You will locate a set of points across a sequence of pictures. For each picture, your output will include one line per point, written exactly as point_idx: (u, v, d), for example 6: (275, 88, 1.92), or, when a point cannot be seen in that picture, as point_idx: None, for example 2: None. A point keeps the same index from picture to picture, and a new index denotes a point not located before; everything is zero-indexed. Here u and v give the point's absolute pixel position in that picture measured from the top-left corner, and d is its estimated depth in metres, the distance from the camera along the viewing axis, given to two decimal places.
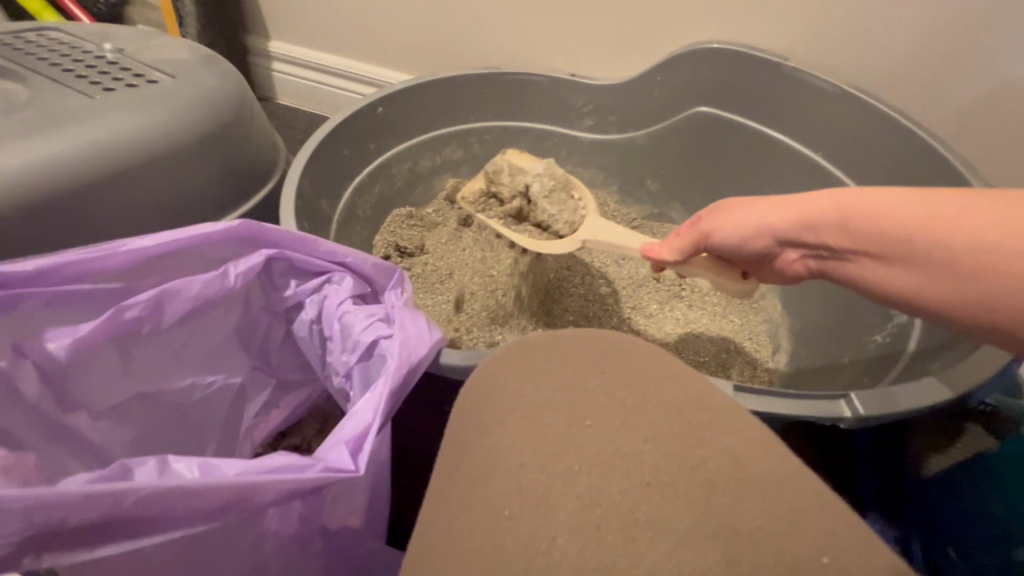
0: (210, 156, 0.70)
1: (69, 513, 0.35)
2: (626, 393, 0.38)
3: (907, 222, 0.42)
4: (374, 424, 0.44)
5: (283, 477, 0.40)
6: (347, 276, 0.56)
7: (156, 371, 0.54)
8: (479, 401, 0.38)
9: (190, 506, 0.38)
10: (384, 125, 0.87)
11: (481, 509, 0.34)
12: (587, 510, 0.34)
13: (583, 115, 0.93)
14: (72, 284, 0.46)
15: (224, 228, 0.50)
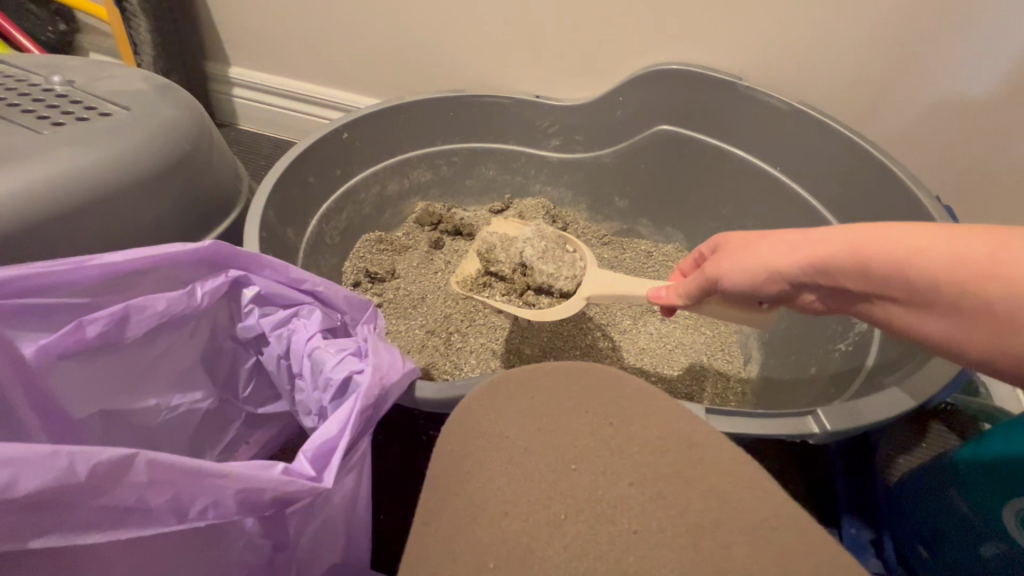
0: (168, 187, 0.68)
1: (18, 477, 0.31)
2: (605, 428, 0.38)
3: (952, 265, 0.33)
4: (342, 442, 0.42)
5: (252, 473, 0.38)
6: (317, 309, 0.55)
7: (117, 394, 0.50)
8: (459, 445, 0.37)
9: (168, 503, 0.36)
10: (349, 151, 0.86)
11: (468, 559, 0.33)
12: (572, 560, 0.33)
13: (549, 135, 0.94)
14: (30, 291, 0.43)
15: (198, 247, 0.49)
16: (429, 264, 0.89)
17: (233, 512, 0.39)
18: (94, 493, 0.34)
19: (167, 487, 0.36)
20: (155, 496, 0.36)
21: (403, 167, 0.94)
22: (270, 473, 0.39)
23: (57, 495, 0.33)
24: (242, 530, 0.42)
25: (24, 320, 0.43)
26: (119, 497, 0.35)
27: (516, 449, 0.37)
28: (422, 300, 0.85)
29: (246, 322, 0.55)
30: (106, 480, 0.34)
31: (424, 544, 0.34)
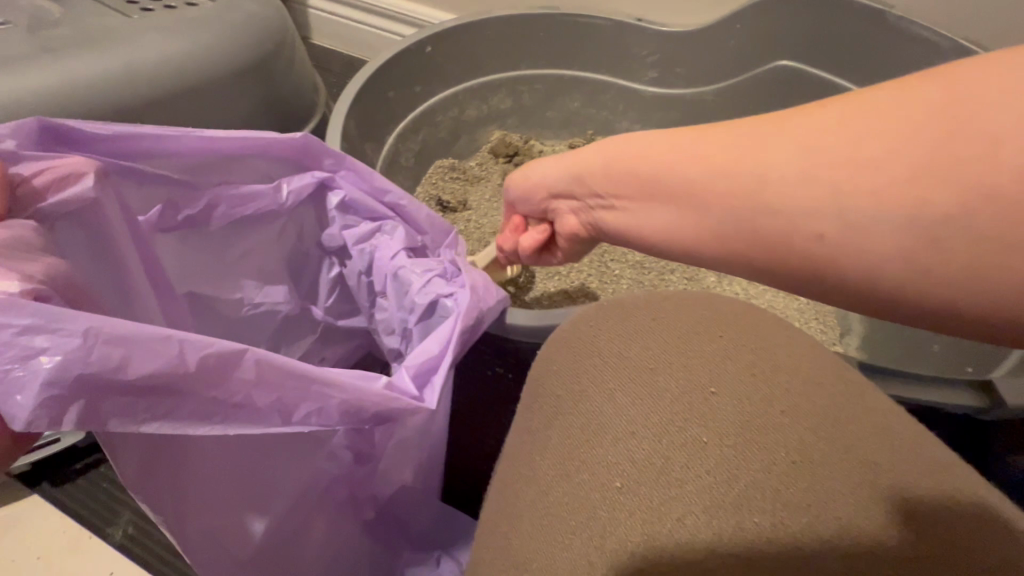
0: (251, 86, 0.64)
1: (132, 356, 0.31)
2: (743, 352, 0.36)
3: (836, 179, 0.28)
4: (444, 362, 0.42)
5: (349, 379, 0.37)
6: (401, 226, 0.51)
7: (205, 277, 0.52)
8: (570, 361, 0.37)
9: (271, 398, 0.35)
10: (431, 66, 0.80)
11: (598, 472, 0.33)
12: (718, 487, 0.31)
13: (647, 65, 0.85)
14: (135, 157, 0.44)
15: (288, 140, 0.47)
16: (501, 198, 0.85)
17: (330, 421, 0.38)
18: (203, 386, 0.33)
19: (272, 385, 0.35)
20: (260, 395, 0.35)
21: (484, 91, 0.87)
22: (375, 384, 0.39)
23: (167, 381, 0.32)
24: (328, 438, 0.42)
25: (126, 189, 0.44)
26: (225, 392, 0.34)
27: (642, 371, 0.35)
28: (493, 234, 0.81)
29: (331, 232, 0.54)
30: (216, 371, 0.33)
31: (541, 451, 0.35)
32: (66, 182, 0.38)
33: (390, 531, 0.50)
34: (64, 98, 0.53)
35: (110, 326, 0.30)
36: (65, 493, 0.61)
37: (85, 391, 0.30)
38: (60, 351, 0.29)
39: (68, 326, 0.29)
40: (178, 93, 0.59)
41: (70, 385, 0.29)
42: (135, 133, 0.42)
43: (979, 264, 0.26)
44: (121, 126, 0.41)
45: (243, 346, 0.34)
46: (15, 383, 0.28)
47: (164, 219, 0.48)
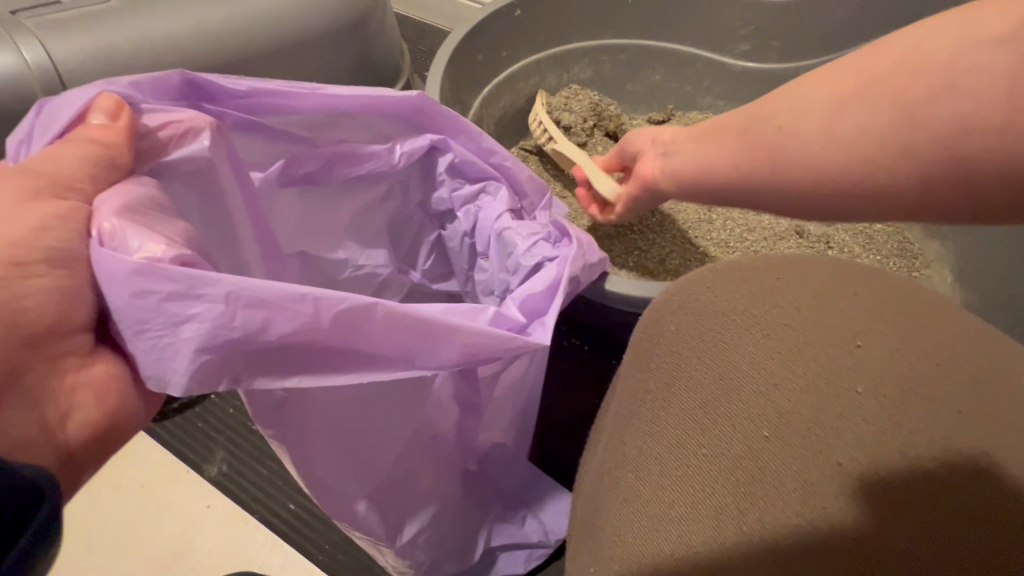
0: (350, 43, 0.64)
1: (272, 317, 0.30)
2: (880, 310, 0.34)
3: (820, 98, 0.35)
4: (555, 303, 0.40)
5: (467, 321, 0.35)
6: (504, 187, 0.51)
7: (313, 236, 0.51)
8: (697, 317, 0.35)
9: (398, 345, 0.34)
10: (519, 31, 0.79)
11: (741, 426, 0.31)
12: (874, 433, 0.30)
13: (738, 39, 0.82)
14: (261, 112, 0.43)
15: (404, 98, 0.46)
16: None
17: (449, 365, 0.37)
18: (339, 338, 0.33)
19: (401, 336, 0.34)
20: (387, 343, 0.34)
21: (567, 60, 0.85)
22: (480, 318, 0.37)
23: (305, 334, 0.32)
24: (437, 388, 0.41)
25: (246, 143, 0.45)
26: (361, 342, 0.33)
27: (774, 327, 0.34)
28: (573, 202, 0.80)
29: (439, 194, 0.54)
30: (349, 325, 0.32)
31: (659, 414, 0.33)
32: (184, 139, 0.37)
33: (484, 489, 0.51)
34: (177, 44, 0.54)
35: (247, 289, 0.29)
36: (165, 430, 0.64)
37: (228, 350, 0.30)
38: (205, 314, 0.29)
39: (208, 291, 0.29)
40: (283, 46, 0.59)
41: (217, 347, 0.30)
42: (262, 89, 0.41)
43: (932, 160, 0.31)
44: (244, 83, 0.41)
45: (373, 300, 0.32)
46: (171, 343, 0.29)
47: (284, 174, 0.48)
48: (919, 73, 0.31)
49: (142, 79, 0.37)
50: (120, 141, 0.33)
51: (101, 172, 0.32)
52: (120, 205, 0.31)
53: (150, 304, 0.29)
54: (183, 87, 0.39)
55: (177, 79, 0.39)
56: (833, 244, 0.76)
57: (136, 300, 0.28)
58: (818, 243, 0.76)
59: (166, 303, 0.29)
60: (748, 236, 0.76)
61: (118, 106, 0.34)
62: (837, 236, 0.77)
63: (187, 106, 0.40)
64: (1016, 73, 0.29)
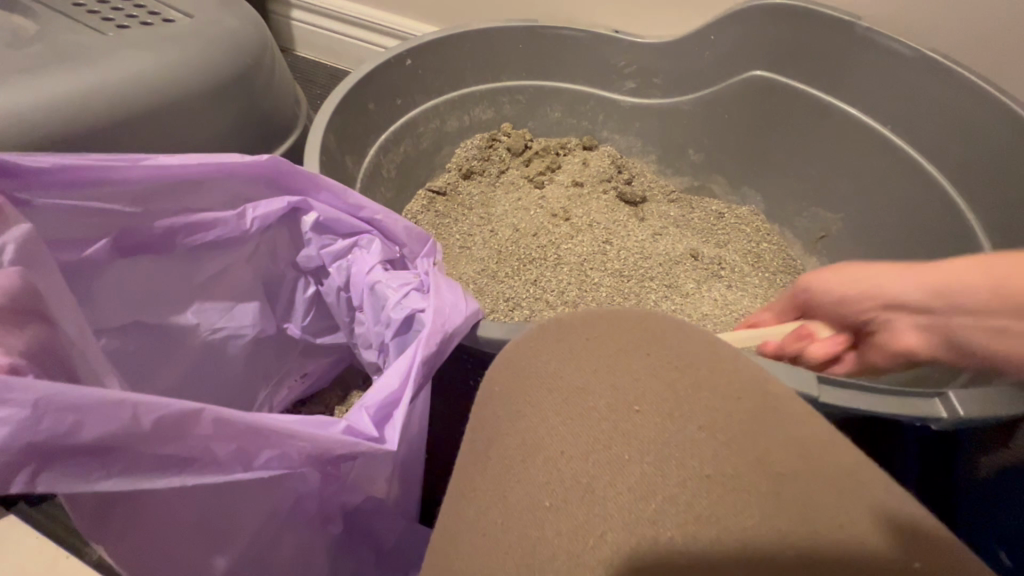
0: (229, 103, 0.64)
1: (83, 421, 0.31)
2: (674, 371, 0.30)
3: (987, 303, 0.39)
4: (405, 396, 0.42)
5: (314, 431, 0.38)
6: (376, 239, 0.52)
7: (153, 305, 0.52)
8: (510, 385, 0.32)
9: (229, 444, 0.36)
10: (412, 78, 0.81)
11: (523, 496, 0.27)
12: (664, 507, 0.26)
13: (624, 76, 0.86)
14: (90, 187, 0.44)
15: (257, 161, 0.48)
16: (489, 201, 0.87)
17: (294, 463, 0.39)
18: (159, 441, 0.34)
19: (229, 437, 0.36)
20: (218, 446, 0.36)
21: (465, 103, 0.88)
22: (331, 430, 0.39)
23: (112, 439, 0.32)
24: (299, 473, 0.42)
25: (78, 220, 0.45)
26: (180, 446, 0.35)
27: (559, 406, 0.29)
28: (480, 240, 0.83)
29: (308, 252, 0.55)
30: (170, 430, 0.34)
31: (473, 478, 0.30)
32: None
33: (364, 544, 0.51)
34: (29, 116, 0.52)
35: (57, 395, 0.30)
36: (47, 511, 0.61)
37: (25, 454, 0.31)
38: (8, 417, 0.30)
39: (12, 396, 0.29)
40: (150, 110, 0.58)
41: (15, 451, 0.30)
42: (88, 165, 0.42)
43: None
44: (64, 159, 0.41)
45: (200, 406, 0.34)
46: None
47: (115, 247, 0.48)
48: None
49: None
50: None
51: None
52: None
53: None
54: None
55: None
56: (723, 265, 0.81)
57: None
58: (711, 264, 0.81)
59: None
60: (645, 259, 0.80)
61: None
62: (727, 257, 0.82)
63: None
64: None
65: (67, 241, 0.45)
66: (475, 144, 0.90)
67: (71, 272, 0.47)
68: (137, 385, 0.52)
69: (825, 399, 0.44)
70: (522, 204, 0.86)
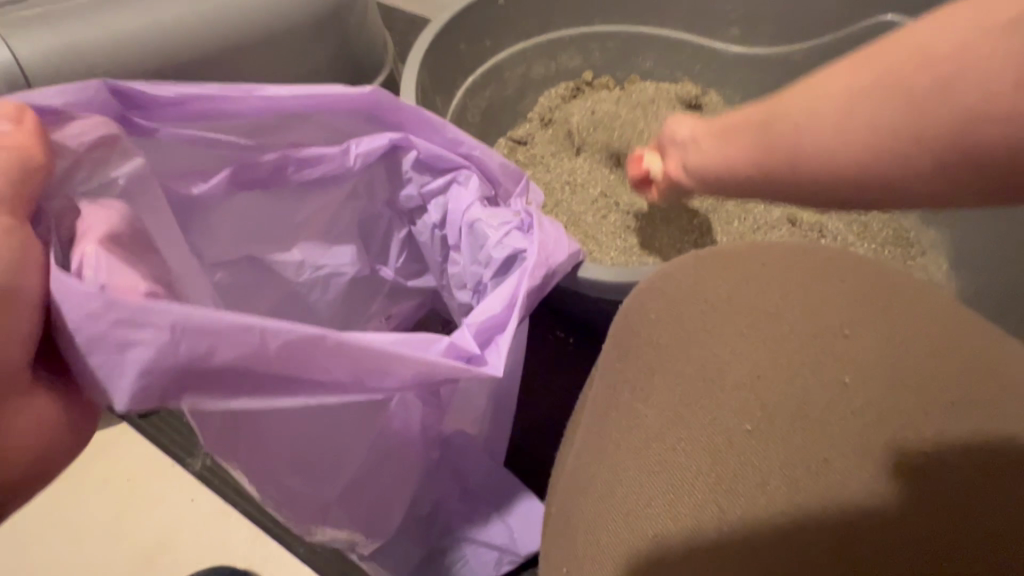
0: (329, 35, 0.64)
1: (216, 346, 0.33)
2: (849, 307, 0.36)
3: (779, 111, 0.30)
4: (510, 321, 0.41)
5: (413, 352, 0.37)
6: (475, 175, 0.51)
7: (264, 243, 0.53)
8: (675, 301, 0.37)
9: (347, 370, 0.36)
10: (503, 18, 0.78)
11: (723, 420, 0.33)
12: (858, 427, 0.33)
13: (730, 23, 0.79)
14: (207, 116, 0.44)
15: (358, 92, 0.46)
16: (571, 151, 0.83)
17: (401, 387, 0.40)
18: (286, 366, 0.35)
19: (345, 364, 0.36)
20: (335, 372, 0.36)
21: (554, 48, 0.84)
22: (434, 349, 0.38)
23: (243, 361, 0.34)
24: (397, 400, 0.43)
25: (197, 152, 0.46)
26: (303, 369, 0.36)
27: (766, 329, 0.35)
28: (560, 192, 0.80)
29: (407, 192, 0.54)
30: (292, 355, 0.34)
31: (637, 403, 0.35)
32: (117, 153, 0.39)
33: (452, 478, 0.52)
34: (148, 38, 0.53)
35: (189, 322, 0.31)
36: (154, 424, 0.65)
37: (172, 373, 0.33)
38: (151, 339, 0.31)
39: (152, 319, 0.31)
40: (256, 38, 0.58)
41: (164, 373, 0.33)
42: (201, 93, 0.42)
43: (944, 127, 0.24)
44: (178, 88, 0.42)
45: (321, 333, 0.34)
46: (118, 370, 0.32)
47: (232, 181, 0.49)
48: (852, 124, 0.27)
49: (65, 90, 0.38)
50: (36, 154, 0.34)
51: (16, 174, 0.33)
52: (104, 233, 0.34)
53: (101, 326, 0.31)
54: (111, 98, 0.40)
55: (102, 91, 0.39)
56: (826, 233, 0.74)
57: (89, 318, 0.31)
58: (811, 232, 0.74)
59: (114, 330, 0.31)
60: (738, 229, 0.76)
61: (19, 110, 0.34)
62: (832, 224, 0.74)
63: (116, 116, 0.41)
64: (955, 71, 0.24)
65: (190, 173, 0.47)
66: (559, 92, 0.87)
67: (189, 207, 0.49)
68: (243, 314, 0.54)
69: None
70: (597, 153, 0.81)
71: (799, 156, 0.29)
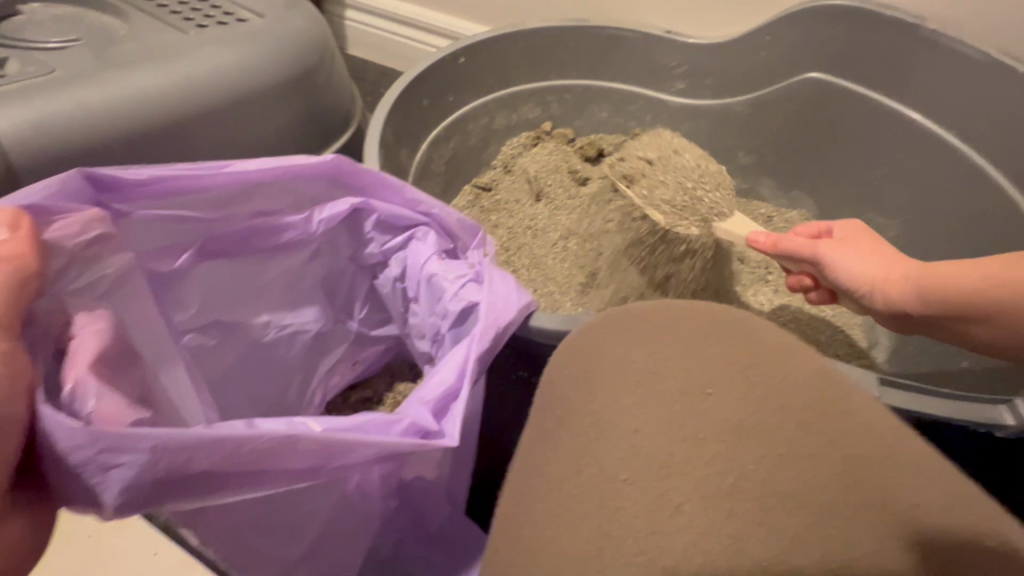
0: (295, 99, 0.68)
1: (194, 455, 0.35)
2: (778, 376, 0.31)
3: (964, 286, 0.46)
4: (463, 390, 0.43)
5: (380, 437, 0.40)
6: (431, 231, 0.54)
7: (230, 307, 0.56)
8: (583, 365, 0.33)
9: (310, 462, 0.39)
10: (463, 77, 0.83)
11: (626, 496, 0.28)
12: (783, 506, 0.27)
13: (674, 77, 0.85)
14: (174, 195, 0.47)
15: (320, 161, 0.50)
16: (534, 198, 0.87)
17: (368, 461, 0.42)
18: (256, 463, 0.37)
19: (311, 458, 0.39)
20: (299, 464, 0.39)
21: (513, 101, 0.89)
22: (394, 429, 0.41)
23: (218, 463, 0.36)
24: (363, 474, 0.45)
25: (163, 229, 0.49)
26: (266, 464, 0.38)
27: (683, 394, 0.30)
28: (523, 237, 0.84)
29: (368, 250, 0.58)
30: (263, 454, 0.37)
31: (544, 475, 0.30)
32: (108, 249, 0.43)
33: (409, 523, 0.53)
34: (120, 111, 0.57)
35: (169, 443, 0.34)
36: None
37: (150, 486, 0.35)
38: (134, 461, 0.33)
39: (136, 444, 0.33)
40: (224, 106, 0.62)
41: (147, 485, 0.35)
42: (168, 176, 0.45)
43: None
44: (149, 171, 0.44)
45: (295, 434, 0.37)
46: (97, 488, 0.34)
47: (201, 251, 0.53)
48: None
49: (51, 185, 0.40)
50: (26, 250, 0.35)
51: (21, 289, 0.34)
52: (93, 356, 0.37)
53: (85, 455, 0.33)
54: (86, 185, 0.42)
55: (80, 178, 0.42)
56: (772, 269, 0.79)
57: (73, 451, 0.32)
58: (758, 268, 0.80)
59: (98, 455, 0.33)
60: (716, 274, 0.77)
61: (14, 217, 0.36)
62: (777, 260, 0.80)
63: (93, 200, 0.44)
64: None
65: (157, 250, 0.50)
66: (521, 142, 0.92)
67: (158, 279, 0.51)
68: (206, 370, 0.56)
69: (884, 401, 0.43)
70: (556, 202, 0.86)
71: (999, 313, 0.45)
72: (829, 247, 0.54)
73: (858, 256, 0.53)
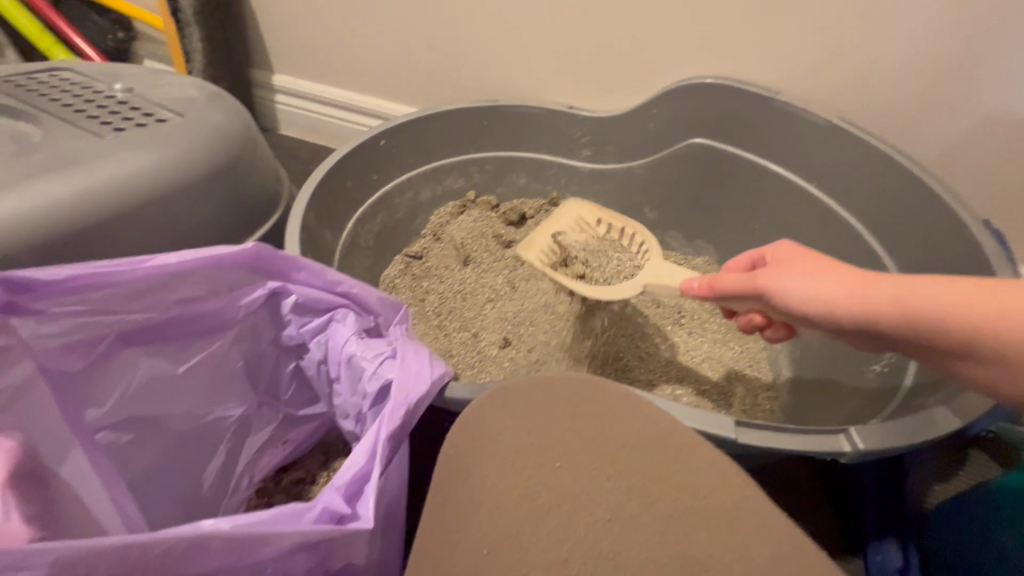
0: (216, 191, 0.70)
1: (94, 567, 0.35)
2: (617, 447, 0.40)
3: (939, 310, 0.45)
4: (374, 471, 0.44)
5: (289, 526, 0.40)
6: (351, 313, 0.57)
7: (147, 398, 0.56)
8: (466, 445, 0.39)
9: (220, 558, 0.39)
10: (386, 157, 0.89)
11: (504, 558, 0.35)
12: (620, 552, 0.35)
13: (581, 145, 0.94)
14: (86, 291, 0.48)
15: (239, 250, 0.52)
16: (461, 262, 0.92)
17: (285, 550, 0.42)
18: (161, 566, 0.38)
19: (219, 554, 0.39)
20: (206, 562, 0.39)
21: (437, 174, 0.95)
22: (304, 519, 0.41)
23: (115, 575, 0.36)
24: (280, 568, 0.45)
25: (75, 325, 0.49)
26: (171, 566, 0.38)
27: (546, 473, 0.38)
28: (453, 301, 0.88)
29: (290, 331, 0.60)
30: (169, 555, 0.37)
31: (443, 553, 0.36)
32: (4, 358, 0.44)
33: None
34: (35, 218, 0.58)
35: (65, 558, 0.34)
36: None
37: None
38: None
39: (32, 561, 0.33)
40: (144, 203, 0.64)
41: None
42: (83, 275, 0.46)
43: None
44: (60, 272, 0.45)
45: (203, 532, 0.37)
46: None
47: (118, 342, 0.53)
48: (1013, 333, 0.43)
49: None
50: None
51: None
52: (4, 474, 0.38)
53: None
54: None
55: None
56: (684, 312, 0.86)
57: None
58: (672, 311, 0.86)
59: None
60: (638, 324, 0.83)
61: None
62: (688, 303, 0.87)
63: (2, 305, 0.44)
64: None
65: (67, 347, 0.50)
66: (448, 211, 0.97)
67: (65, 381, 0.51)
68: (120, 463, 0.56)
69: (744, 438, 0.49)
70: (482, 265, 0.91)
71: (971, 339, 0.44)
72: (778, 275, 0.54)
73: (814, 283, 0.51)
